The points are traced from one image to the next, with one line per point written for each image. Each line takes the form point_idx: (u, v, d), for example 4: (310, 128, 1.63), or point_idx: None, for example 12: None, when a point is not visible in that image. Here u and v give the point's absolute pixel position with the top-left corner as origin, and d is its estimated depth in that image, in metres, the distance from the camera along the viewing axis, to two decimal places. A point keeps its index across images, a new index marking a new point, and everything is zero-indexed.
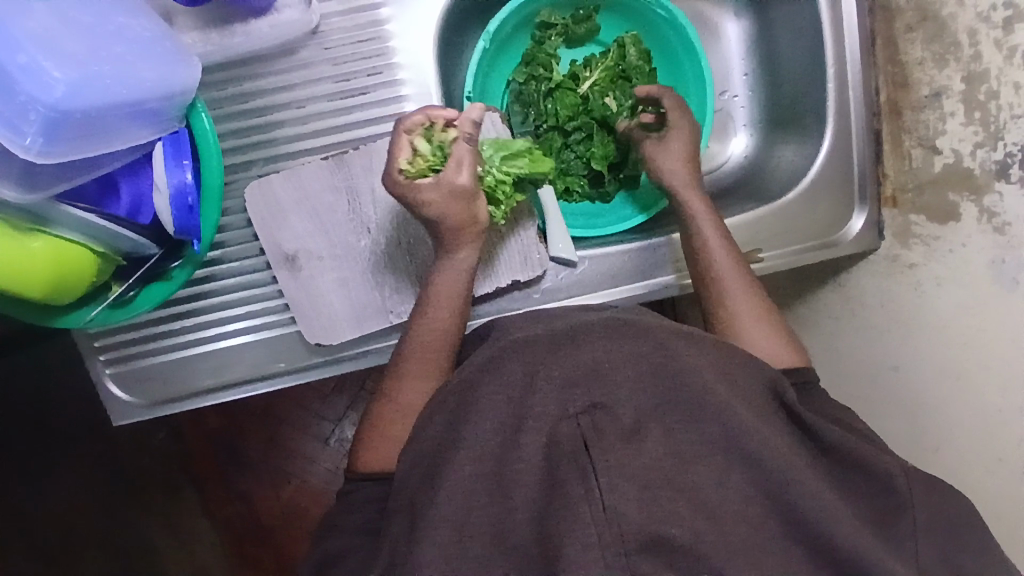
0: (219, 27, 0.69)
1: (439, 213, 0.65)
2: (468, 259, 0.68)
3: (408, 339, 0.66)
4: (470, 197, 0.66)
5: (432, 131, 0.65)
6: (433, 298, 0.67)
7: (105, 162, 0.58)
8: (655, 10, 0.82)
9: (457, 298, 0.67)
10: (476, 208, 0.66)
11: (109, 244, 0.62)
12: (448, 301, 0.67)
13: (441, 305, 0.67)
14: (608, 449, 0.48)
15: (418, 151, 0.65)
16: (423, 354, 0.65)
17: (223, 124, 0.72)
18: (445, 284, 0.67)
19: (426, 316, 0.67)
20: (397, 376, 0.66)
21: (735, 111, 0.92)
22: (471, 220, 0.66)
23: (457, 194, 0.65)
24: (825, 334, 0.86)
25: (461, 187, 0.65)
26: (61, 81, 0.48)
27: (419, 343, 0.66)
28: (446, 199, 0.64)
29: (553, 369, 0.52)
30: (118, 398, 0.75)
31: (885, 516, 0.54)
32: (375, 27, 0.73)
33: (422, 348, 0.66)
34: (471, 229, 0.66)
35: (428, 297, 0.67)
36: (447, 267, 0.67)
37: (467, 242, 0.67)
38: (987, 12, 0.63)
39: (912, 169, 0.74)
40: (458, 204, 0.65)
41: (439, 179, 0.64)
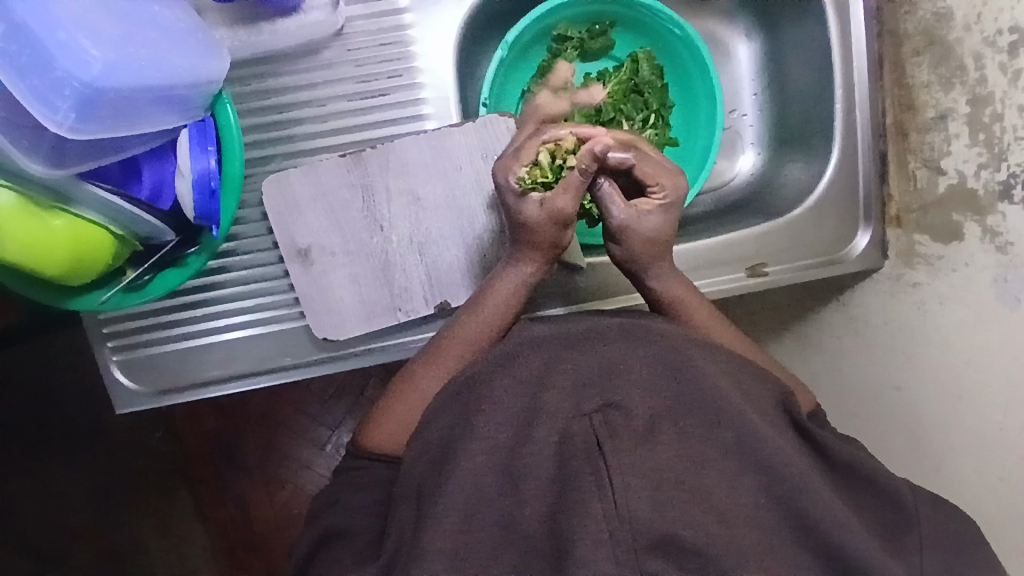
0: (246, 23, 0.71)
1: (529, 225, 0.64)
2: (532, 272, 0.66)
3: (457, 331, 0.66)
4: (564, 224, 0.64)
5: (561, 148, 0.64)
6: (488, 298, 0.66)
7: (131, 145, 0.60)
8: (669, 29, 0.84)
9: (510, 308, 0.66)
10: (566, 234, 0.65)
11: (127, 227, 0.63)
12: (501, 309, 0.66)
13: (493, 311, 0.66)
14: (622, 450, 0.48)
15: (540, 160, 0.64)
16: (462, 351, 0.65)
17: (246, 118, 0.73)
18: (501, 293, 0.66)
19: (477, 319, 0.66)
20: (431, 365, 0.65)
21: (744, 129, 0.94)
22: (553, 242, 0.65)
23: (554, 218, 0.63)
24: (827, 352, 0.87)
25: (560, 213, 0.63)
26: (99, 60, 0.49)
27: (464, 341, 0.65)
28: (544, 219, 0.63)
29: (570, 368, 0.54)
30: (123, 385, 0.75)
31: (889, 534, 0.54)
32: (398, 32, 0.75)
33: (465, 344, 0.65)
34: (550, 249, 0.65)
35: (483, 297, 0.66)
36: (508, 276, 0.66)
37: (539, 260, 0.66)
38: (993, 37, 0.65)
39: (916, 190, 0.76)
40: (551, 226, 0.64)
41: (543, 201, 0.62)
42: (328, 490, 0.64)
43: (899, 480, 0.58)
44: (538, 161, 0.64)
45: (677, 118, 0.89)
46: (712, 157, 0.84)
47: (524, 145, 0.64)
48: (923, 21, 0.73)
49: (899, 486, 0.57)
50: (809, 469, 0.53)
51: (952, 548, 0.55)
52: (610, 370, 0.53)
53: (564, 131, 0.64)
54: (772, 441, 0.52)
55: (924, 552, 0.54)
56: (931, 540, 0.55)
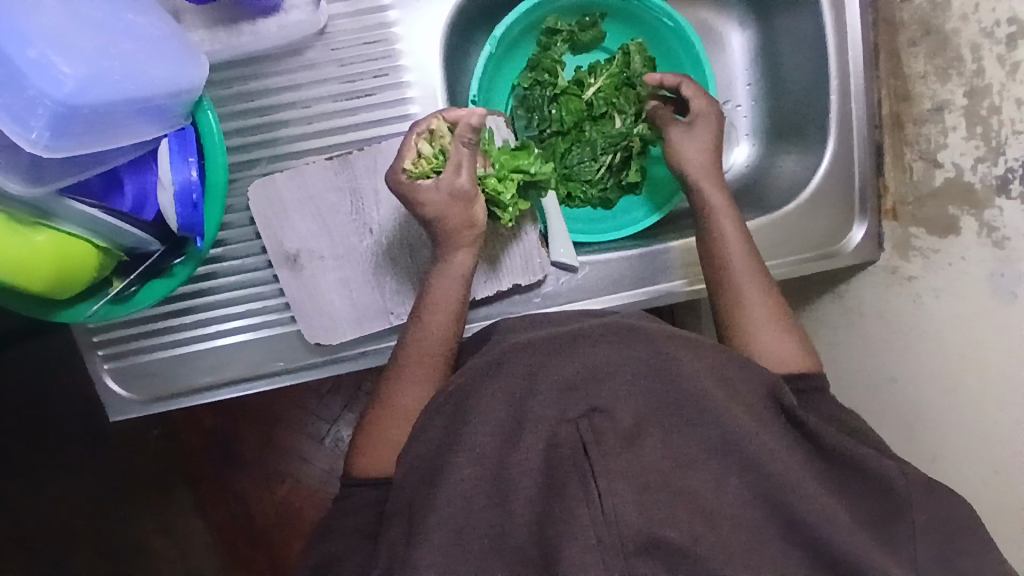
0: (226, 25, 0.70)
1: (437, 212, 0.66)
2: (463, 262, 0.67)
3: (413, 338, 0.66)
4: (468, 200, 0.67)
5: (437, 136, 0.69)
6: (432, 299, 0.67)
7: (111, 158, 0.58)
8: (661, 19, 0.82)
9: (454, 305, 0.67)
10: (474, 210, 0.67)
11: (110, 238, 0.62)
12: (446, 309, 0.67)
13: (437, 312, 0.67)
14: (608, 453, 0.48)
15: (422, 153, 0.68)
16: (421, 359, 0.66)
17: (229, 122, 0.72)
18: (443, 292, 0.67)
19: (423, 323, 0.67)
20: (395, 380, 0.66)
21: (738, 120, 0.92)
22: (468, 223, 0.67)
23: (457, 196, 0.66)
24: (823, 343, 0.87)
25: (460, 189, 0.66)
26: (71, 77, 0.48)
27: (426, 350, 0.66)
28: (447, 201, 0.66)
29: (553, 371, 0.52)
30: (115, 393, 0.75)
31: (879, 520, 0.54)
32: (382, 30, 0.73)
33: (425, 350, 0.66)
34: (468, 233, 0.67)
35: (426, 298, 0.67)
36: (444, 272, 0.67)
37: (464, 245, 0.67)
38: (990, 28, 0.63)
39: (912, 182, 0.75)
40: (457, 207, 0.66)
41: (440, 183, 0.66)
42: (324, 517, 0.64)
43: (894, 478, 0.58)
44: (420, 155, 0.68)
45: None
46: None
47: (404, 145, 0.68)
48: (918, 11, 0.71)
49: None
50: (803, 467, 0.53)
51: (945, 538, 0.56)
52: (596, 373, 0.52)
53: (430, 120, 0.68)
54: (763, 444, 0.52)
55: (915, 541, 0.54)
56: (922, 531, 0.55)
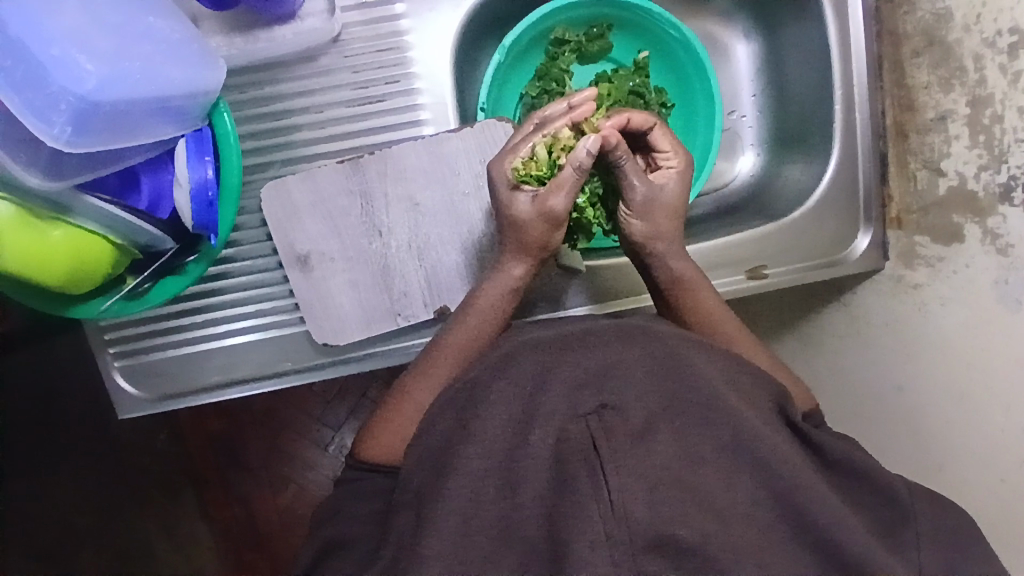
0: (243, 32, 0.72)
1: (519, 222, 0.64)
2: (519, 276, 0.67)
3: (447, 340, 0.66)
4: (555, 224, 0.64)
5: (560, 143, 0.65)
6: (476, 304, 0.67)
7: (129, 155, 0.60)
8: (667, 31, 0.84)
9: (497, 316, 0.67)
10: (555, 234, 0.65)
11: (127, 236, 0.64)
12: (489, 315, 0.67)
13: (481, 316, 0.66)
14: (621, 450, 0.48)
15: (535, 156, 0.65)
16: (450, 360, 0.65)
17: (244, 125, 0.74)
18: (493, 301, 0.67)
19: (467, 324, 0.66)
20: (424, 373, 0.66)
21: (743, 131, 0.93)
22: (542, 244, 0.65)
23: (546, 217, 0.63)
24: (828, 352, 0.87)
25: (552, 211, 0.63)
26: (93, 75, 0.50)
27: (455, 347, 0.66)
28: (532, 216, 0.64)
29: (566, 369, 0.54)
30: (125, 391, 0.76)
31: (888, 529, 0.54)
32: (395, 38, 0.75)
33: (456, 351, 0.66)
34: (538, 251, 0.66)
35: (472, 303, 0.67)
36: (496, 279, 0.67)
37: (524, 259, 0.66)
38: (993, 37, 0.64)
39: (917, 191, 0.75)
40: (541, 225, 0.64)
41: (535, 198, 0.63)
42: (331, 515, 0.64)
43: (897, 480, 0.58)
44: (533, 157, 0.65)
45: (677, 119, 0.89)
46: (711, 159, 0.83)
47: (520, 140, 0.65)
48: (922, 22, 0.72)
49: (896, 484, 0.57)
50: (806, 465, 0.53)
51: (953, 542, 0.55)
52: (609, 371, 0.53)
53: (562, 122, 0.65)
54: (766, 439, 0.52)
55: (922, 549, 0.54)
56: (928, 532, 0.54)
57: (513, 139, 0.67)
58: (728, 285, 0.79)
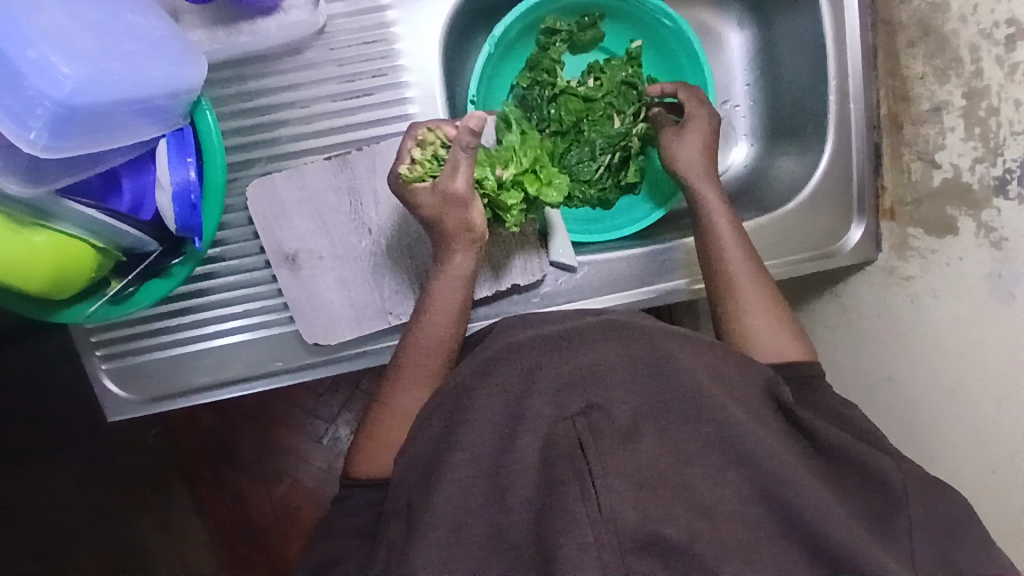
0: (225, 25, 0.70)
1: (434, 214, 0.66)
2: (462, 263, 0.67)
3: (411, 341, 0.66)
4: (464, 205, 0.66)
5: (428, 137, 0.68)
6: (433, 304, 0.67)
7: (108, 158, 0.58)
8: (660, 19, 0.82)
9: (454, 311, 0.67)
10: (473, 214, 0.67)
11: (109, 238, 0.62)
12: (449, 312, 0.67)
13: (442, 314, 0.67)
14: (606, 452, 0.48)
15: (416, 159, 0.67)
16: (420, 365, 0.66)
17: (227, 122, 0.72)
18: (446, 300, 0.67)
19: (424, 323, 0.67)
20: (396, 381, 0.66)
21: (736, 121, 0.92)
22: (466, 227, 0.67)
23: (451, 200, 0.65)
24: (820, 343, 0.87)
25: (454, 193, 0.65)
26: (70, 78, 0.48)
27: (426, 350, 0.66)
28: (442, 205, 0.66)
29: (553, 370, 0.53)
30: (113, 394, 0.75)
31: (877, 515, 0.54)
32: (382, 30, 0.73)
33: (426, 353, 0.66)
34: (467, 236, 0.67)
35: (428, 303, 0.67)
36: (443, 275, 0.68)
37: (466, 249, 0.67)
38: (989, 29, 0.63)
39: (910, 182, 0.75)
40: (453, 210, 0.66)
41: (437, 186, 0.65)
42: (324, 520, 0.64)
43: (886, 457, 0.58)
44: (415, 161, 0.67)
45: None
46: None
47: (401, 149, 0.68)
48: (917, 11, 0.71)
49: (885, 464, 0.57)
50: (802, 468, 0.53)
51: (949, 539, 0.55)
52: (593, 373, 0.52)
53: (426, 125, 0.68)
54: (763, 440, 0.52)
55: (914, 536, 0.54)
56: (920, 523, 0.54)
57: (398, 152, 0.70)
58: (787, 266, 0.80)
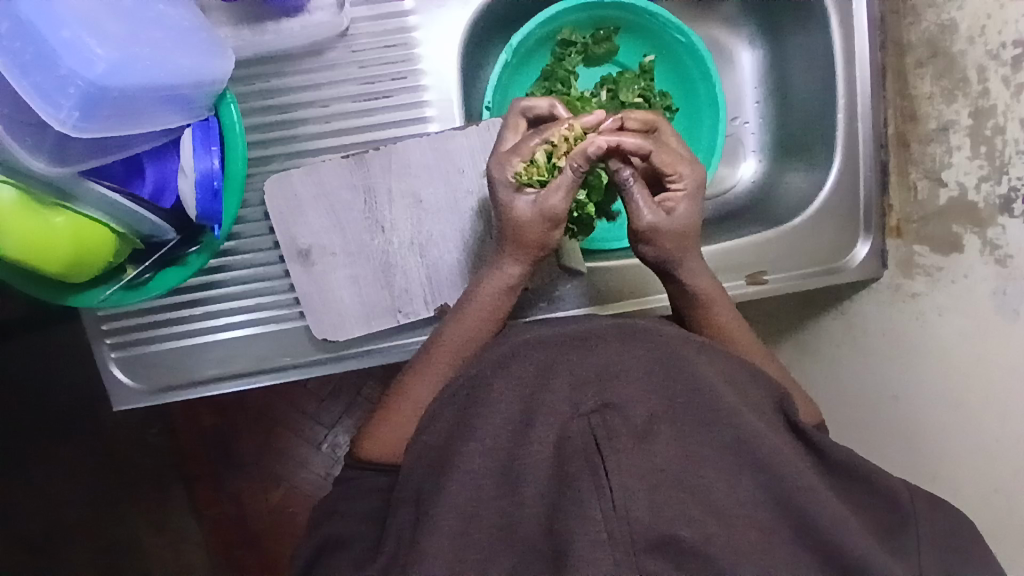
0: (251, 23, 0.71)
1: (517, 223, 0.62)
2: (516, 274, 0.65)
3: (444, 338, 0.65)
4: (553, 225, 0.61)
5: (559, 149, 0.62)
6: (473, 304, 0.66)
7: (133, 142, 0.59)
8: (675, 36, 0.84)
9: (492, 316, 0.66)
10: (554, 234, 0.62)
11: (129, 225, 0.63)
12: (485, 313, 0.65)
13: (479, 315, 0.65)
14: (619, 451, 0.48)
15: (535, 160, 0.62)
16: (447, 358, 0.65)
17: (249, 117, 0.73)
18: (490, 302, 0.65)
19: (462, 322, 0.65)
20: (418, 371, 0.65)
21: (746, 137, 0.94)
22: (540, 242, 0.63)
23: (545, 218, 0.61)
24: (824, 359, 0.87)
25: (552, 212, 0.61)
26: (103, 59, 0.49)
27: (451, 348, 0.65)
28: (532, 217, 0.61)
29: (567, 368, 0.54)
30: (121, 383, 0.75)
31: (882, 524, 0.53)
32: (402, 34, 0.75)
33: (450, 350, 0.65)
34: (535, 250, 0.64)
35: (469, 303, 0.66)
36: (491, 279, 0.65)
37: (522, 259, 0.64)
38: (997, 50, 0.65)
39: (917, 201, 0.76)
40: (539, 225, 0.62)
41: (535, 199, 0.61)
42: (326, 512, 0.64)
43: (898, 480, 0.57)
44: (533, 161, 0.62)
45: (682, 123, 0.89)
46: (713, 164, 0.84)
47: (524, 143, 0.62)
48: (926, 33, 0.73)
49: (897, 484, 0.56)
50: (809, 472, 0.53)
51: (953, 552, 0.55)
52: (609, 372, 0.53)
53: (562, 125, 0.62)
54: (771, 441, 0.52)
55: (921, 550, 0.54)
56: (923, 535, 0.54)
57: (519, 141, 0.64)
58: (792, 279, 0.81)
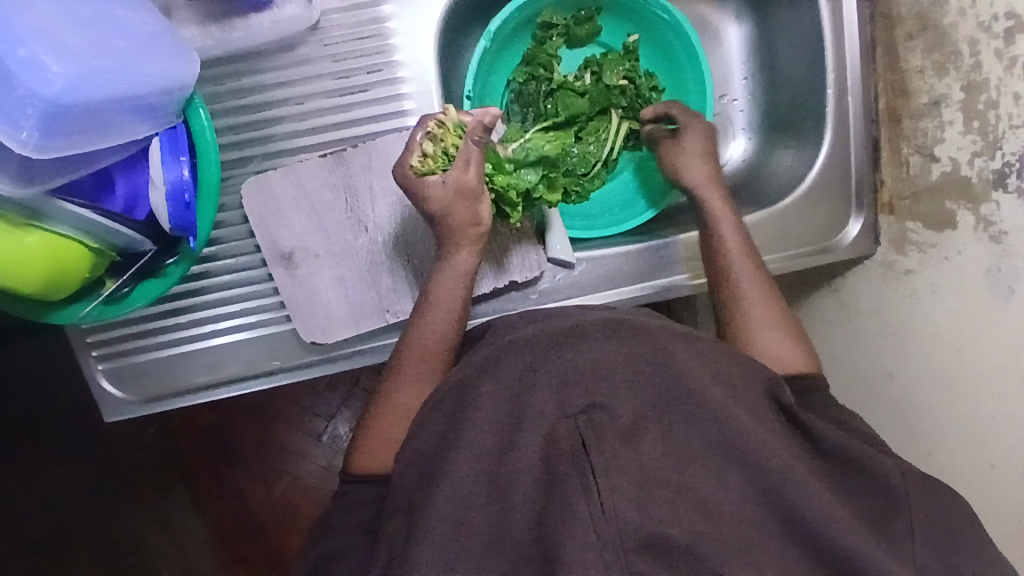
0: (219, 20, 0.69)
1: (444, 209, 0.65)
2: (466, 261, 0.68)
3: (414, 337, 0.66)
4: (475, 198, 0.66)
5: (440, 132, 0.66)
6: (432, 299, 0.67)
7: (100, 157, 0.58)
8: (658, 14, 0.82)
9: (457, 308, 0.67)
10: (481, 209, 0.66)
11: (102, 239, 0.62)
12: (450, 306, 0.67)
13: (441, 308, 0.67)
14: (608, 450, 0.47)
15: (427, 151, 0.66)
16: (421, 357, 0.66)
17: (221, 118, 0.71)
18: (446, 292, 0.67)
19: (427, 318, 0.67)
20: (398, 374, 0.66)
21: (735, 115, 0.92)
22: (473, 222, 0.66)
23: (464, 194, 0.65)
24: (820, 337, 0.87)
25: (468, 187, 0.65)
26: (60, 76, 0.47)
27: (426, 348, 0.66)
28: (454, 198, 0.65)
29: (554, 368, 0.52)
30: (110, 395, 0.74)
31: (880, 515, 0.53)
32: (376, 25, 0.73)
33: (421, 349, 0.66)
34: (472, 232, 0.67)
35: (427, 300, 0.67)
36: (446, 271, 0.68)
37: (468, 245, 0.67)
38: (988, 22, 0.63)
39: (909, 177, 0.75)
40: (462, 204, 0.65)
41: (448, 180, 0.65)
42: (323, 520, 0.64)
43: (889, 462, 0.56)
44: (426, 153, 0.66)
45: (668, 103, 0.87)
46: None
47: (409, 142, 0.66)
48: (915, 5, 0.71)
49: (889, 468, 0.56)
50: (804, 468, 0.52)
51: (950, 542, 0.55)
52: (595, 370, 0.52)
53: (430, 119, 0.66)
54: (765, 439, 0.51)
55: (914, 538, 0.53)
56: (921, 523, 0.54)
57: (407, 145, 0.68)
58: (783, 259, 0.80)
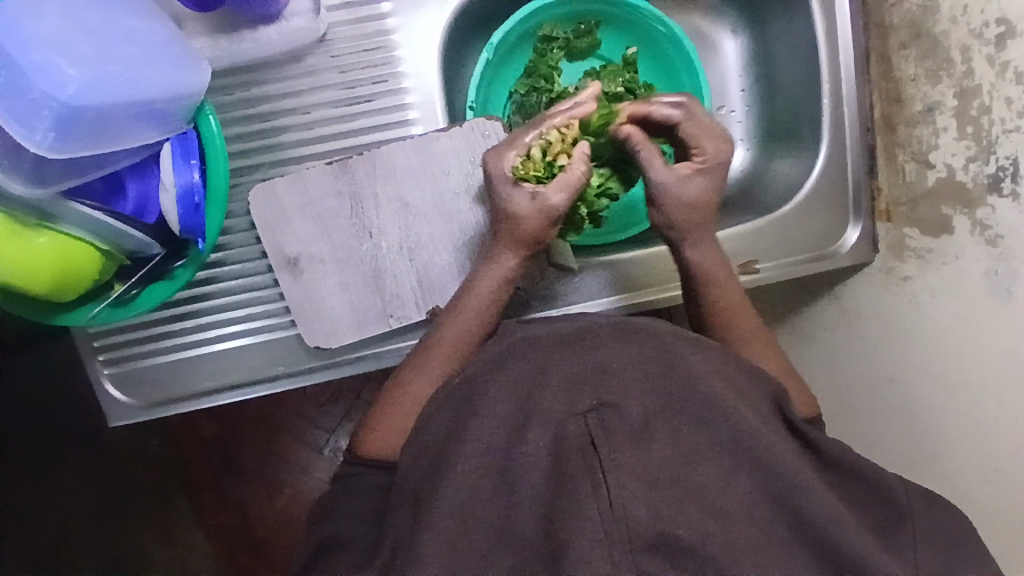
0: (228, 32, 0.71)
1: (517, 216, 0.64)
2: (512, 268, 0.66)
3: (442, 333, 0.66)
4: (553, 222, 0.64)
5: (554, 143, 0.65)
6: (467, 300, 0.66)
7: (110, 162, 0.59)
8: (655, 26, 0.84)
9: (488, 311, 0.66)
10: (550, 232, 0.65)
11: (112, 241, 0.63)
12: (481, 312, 0.66)
13: (471, 308, 0.66)
14: (617, 448, 0.47)
15: (531, 155, 0.65)
16: (447, 354, 0.65)
17: (230, 127, 0.73)
18: (482, 293, 0.66)
19: (459, 318, 0.66)
20: (415, 365, 0.66)
21: (732, 126, 0.93)
22: (536, 239, 0.65)
23: (547, 214, 0.64)
24: (821, 344, 0.87)
25: (553, 208, 0.63)
26: (75, 79, 0.49)
27: (449, 342, 0.65)
28: (533, 212, 0.64)
29: (565, 368, 0.53)
30: (115, 399, 0.75)
31: None
32: (381, 37, 0.74)
33: (447, 346, 0.65)
34: (530, 245, 0.66)
35: (463, 300, 0.66)
36: (487, 273, 0.67)
37: (518, 251, 0.66)
38: (980, 29, 0.64)
39: (906, 183, 0.76)
40: (541, 220, 0.64)
41: (534, 194, 0.63)
42: (324, 501, 0.64)
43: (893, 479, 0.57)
44: (529, 156, 0.65)
45: None
46: None
47: (517, 138, 0.65)
48: (908, 14, 0.73)
49: (892, 484, 0.56)
50: (805, 468, 0.52)
51: (952, 545, 0.55)
52: (606, 371, 0.52)
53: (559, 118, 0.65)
54: (765, 437, 0.52)
55: (918, 548, 0.53)
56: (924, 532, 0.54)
57: (512, 136, 0.66)
58: (783, 266, 0.81)
